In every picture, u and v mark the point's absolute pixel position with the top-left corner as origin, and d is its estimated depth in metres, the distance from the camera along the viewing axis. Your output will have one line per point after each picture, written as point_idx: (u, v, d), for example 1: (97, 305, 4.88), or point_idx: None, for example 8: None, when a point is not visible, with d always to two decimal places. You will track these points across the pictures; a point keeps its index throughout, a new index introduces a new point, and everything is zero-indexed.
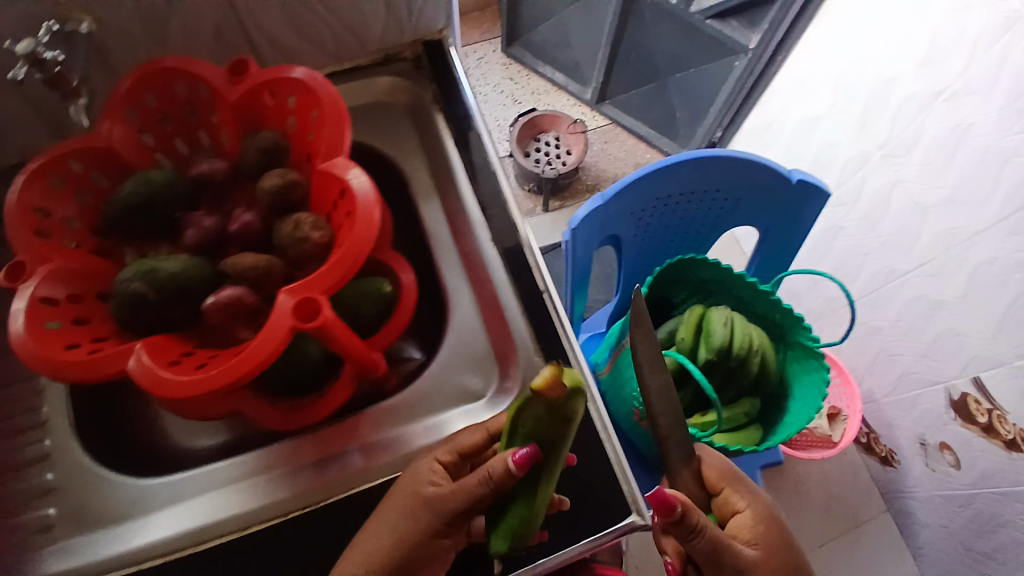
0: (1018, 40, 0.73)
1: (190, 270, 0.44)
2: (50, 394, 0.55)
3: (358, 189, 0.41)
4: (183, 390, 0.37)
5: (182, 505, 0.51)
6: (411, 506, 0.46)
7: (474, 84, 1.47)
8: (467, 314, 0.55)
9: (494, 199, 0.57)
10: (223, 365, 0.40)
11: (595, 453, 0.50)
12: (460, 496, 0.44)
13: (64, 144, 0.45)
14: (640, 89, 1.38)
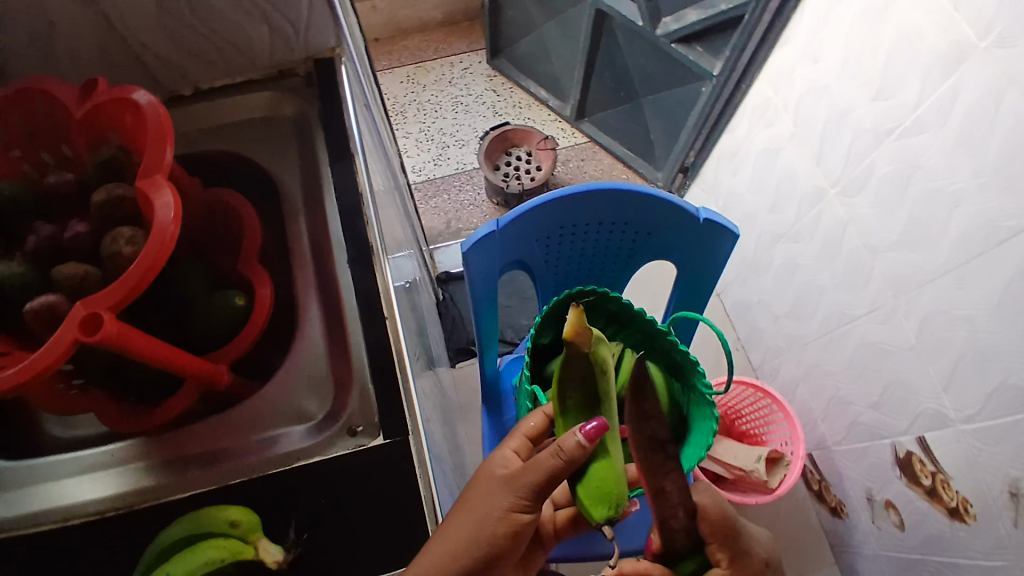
0: (971, 75, 0.68)
1: (16, 276, 0.46)
2: None
3: (160, 212, 0.45)
4: None
5: (17, 490, 0.52)
6: (501, 493, 0.52)
7: (457, 92, 1.50)
8: (316, 335, 0.57)
9: (356, 221, 0.59)
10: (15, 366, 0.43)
11: (407, 486, 0.48)
12: (534, 474, 0.52)
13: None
14: (617, 108, 1.38)
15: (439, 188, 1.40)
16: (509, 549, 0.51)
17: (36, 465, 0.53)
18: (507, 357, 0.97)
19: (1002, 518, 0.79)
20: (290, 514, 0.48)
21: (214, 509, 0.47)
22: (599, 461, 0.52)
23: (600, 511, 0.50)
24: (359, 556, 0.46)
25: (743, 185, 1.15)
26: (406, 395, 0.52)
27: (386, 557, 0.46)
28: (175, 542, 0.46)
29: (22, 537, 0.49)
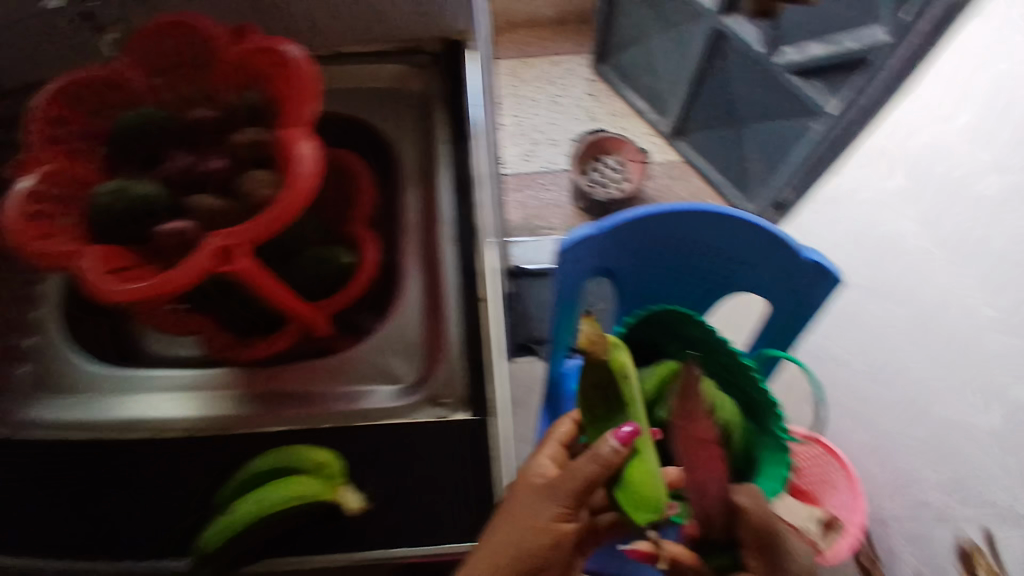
0: None
1: (156, 198, 0.50)
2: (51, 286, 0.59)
3: (302, 159, 0.48)
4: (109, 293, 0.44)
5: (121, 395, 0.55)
6: (540, 494, 0.46)
7: (556, 92, 1.51)
8: (412, 303, 0.58)
9: (465, 201, 0.60)
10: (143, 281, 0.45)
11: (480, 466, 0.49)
12: (572, 482, 0.45)
13: (83, 74, 0.53)
14: (716, 133, 1.36)
15: (522, 184, 1.42)
16: (553, 563, 0.45)
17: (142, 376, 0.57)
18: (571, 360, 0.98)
19: None
20: (363, 470, 0.49)
21: (301, 447, 0.49)
22: (635, 464, 0.49)
23: (642, 516, 0.49)
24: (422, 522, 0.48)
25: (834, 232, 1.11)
26: (492, 376, 0.53)
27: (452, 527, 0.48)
28: (262, 472, 0.48)
29: (110, 441, 0.51)
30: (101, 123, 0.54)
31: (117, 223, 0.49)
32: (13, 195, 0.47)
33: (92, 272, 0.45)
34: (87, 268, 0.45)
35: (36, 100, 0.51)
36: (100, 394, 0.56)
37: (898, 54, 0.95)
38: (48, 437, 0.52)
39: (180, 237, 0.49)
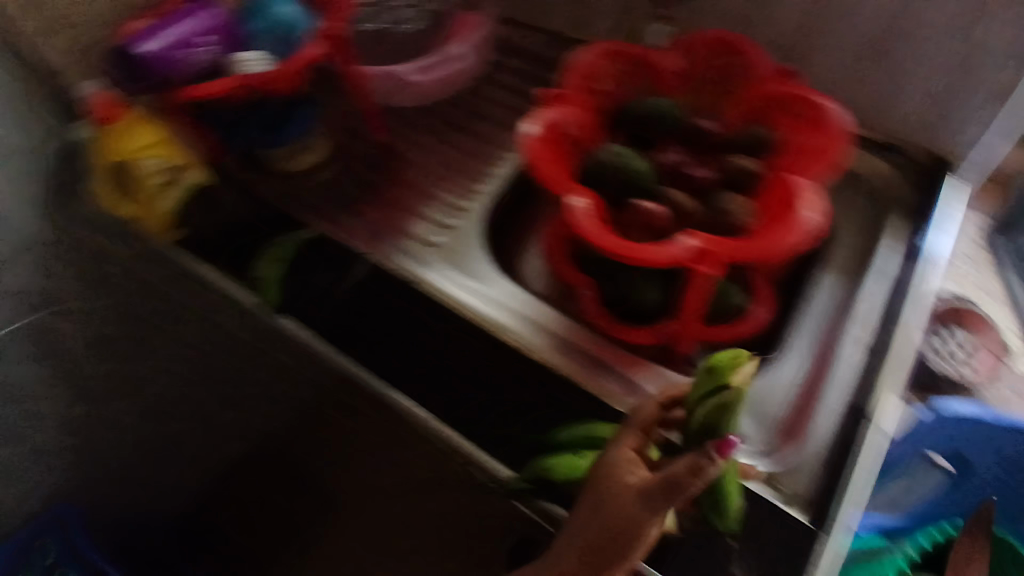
0: None
1: (643, 173, 0.51)
2: (487, 189, 0.69)
3: (805, 216, 0.46)
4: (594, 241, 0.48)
5: (503, 300, 0.62)
6: (634, 506, 0.40)
7: None
8: (784, 377, 0.57)
9: (886, 316, 0.57)
10: (623, 245, 0.48)
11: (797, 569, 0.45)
12: (659, 485, 0.39)
13: (629, 46, 0.56)
14: None
15: None
16: (620, 554, 0.41)
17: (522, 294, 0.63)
18: None
19: None
20: None
21: None
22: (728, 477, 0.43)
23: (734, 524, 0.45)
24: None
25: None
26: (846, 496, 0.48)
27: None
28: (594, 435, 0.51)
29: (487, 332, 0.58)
30: (612, 86, 0.57)
31: (599, 179, 0.51)
32: (544, 124, 0.53)
33: (579, 211, 0.50)
34: (577, 206, 0.50)
35: (587, 50, 0.56)
36: (485, 286, 0.64)
37: None
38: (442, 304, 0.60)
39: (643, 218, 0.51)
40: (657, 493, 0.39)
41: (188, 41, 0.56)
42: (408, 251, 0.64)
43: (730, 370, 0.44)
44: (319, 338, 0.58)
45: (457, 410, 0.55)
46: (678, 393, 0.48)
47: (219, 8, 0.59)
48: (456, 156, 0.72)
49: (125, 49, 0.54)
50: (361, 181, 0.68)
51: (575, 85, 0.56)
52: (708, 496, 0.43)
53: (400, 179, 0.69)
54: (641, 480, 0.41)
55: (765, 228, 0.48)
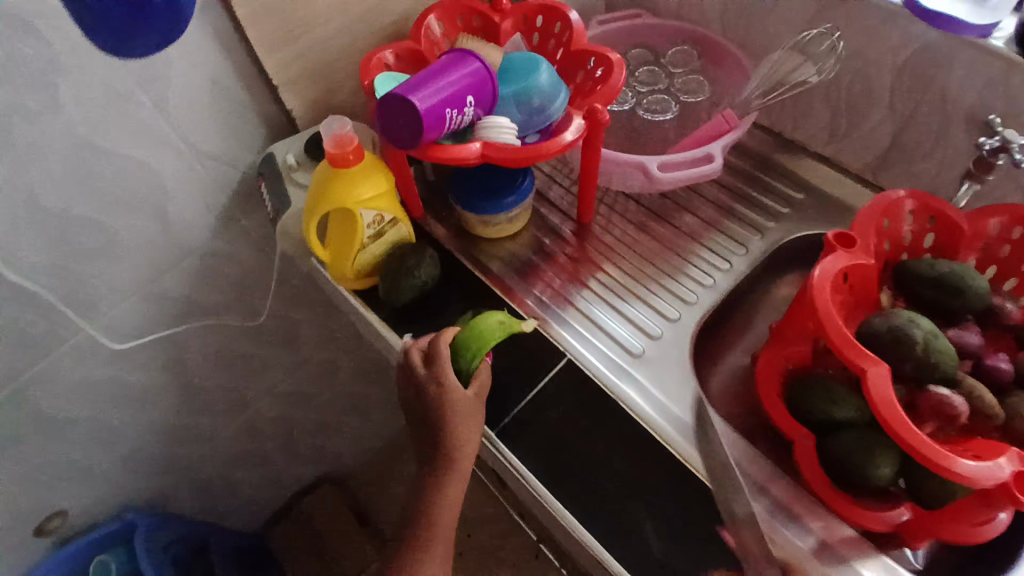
0: None
1: (944, 357, 0.44)
2: (699, 303, 0.62)
3: None
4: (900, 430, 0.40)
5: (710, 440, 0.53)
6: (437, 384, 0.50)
7: None
8: None
9: None
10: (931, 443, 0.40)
11: None
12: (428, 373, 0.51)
13: (938, 200, 0.49)
14: None
15: None
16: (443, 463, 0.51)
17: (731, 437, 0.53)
18: None
19: None
20: None
21: None
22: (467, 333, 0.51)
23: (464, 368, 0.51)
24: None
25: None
26: None
27: None
28: None
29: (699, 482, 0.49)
30: (907, 234, 0.50)
31: (894, 352, 0.44)
32: (836, 270, 0.46)
33: (886, 385, 0.42)
34: (883, 377, 0.42)
35: (899, 194, 0.49)
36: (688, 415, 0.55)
37: None
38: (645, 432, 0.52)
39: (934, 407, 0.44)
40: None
41: (462, 101, 0.50)
42: (603, 355, 0.58)
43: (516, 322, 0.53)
44: (498, 445, 0.52)
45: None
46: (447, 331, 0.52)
47: (477, 60, 0.52)
48: (658, 252, 0.65)
49: (401, 97, 0.46)
50: (550, 263, 0.64)
51: (870, 227, 0.48)
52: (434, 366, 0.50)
53: (599, 270, 0.63)
54: (456, 395, 0.49)
55: None
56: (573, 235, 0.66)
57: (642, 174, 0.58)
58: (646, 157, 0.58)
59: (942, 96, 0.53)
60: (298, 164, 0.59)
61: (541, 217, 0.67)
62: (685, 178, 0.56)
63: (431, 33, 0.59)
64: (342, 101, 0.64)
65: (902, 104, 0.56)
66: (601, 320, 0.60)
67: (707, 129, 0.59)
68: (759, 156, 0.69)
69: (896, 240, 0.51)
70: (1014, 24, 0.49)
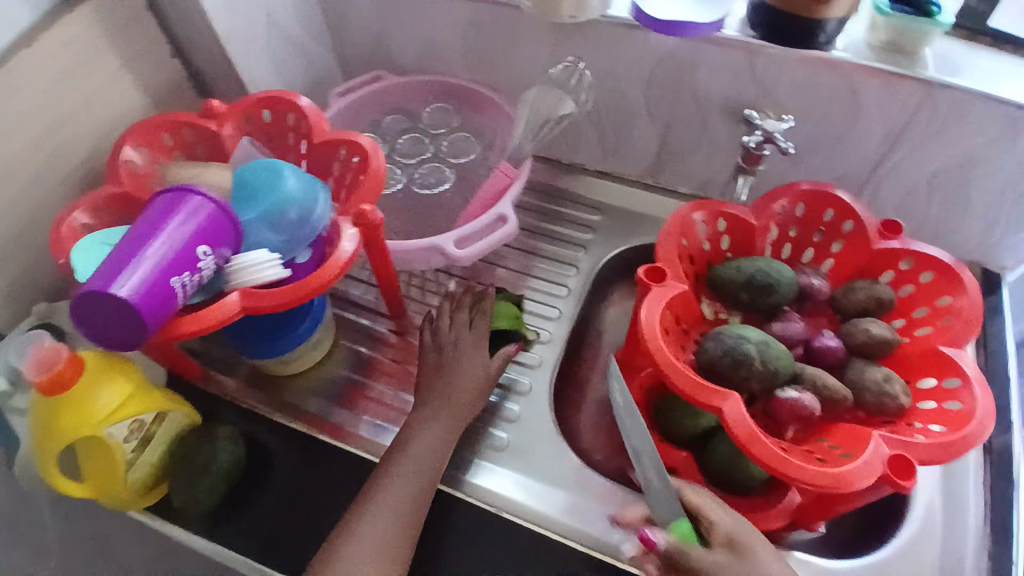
0: None
1: (784, 358, 0.45)
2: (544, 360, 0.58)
3: (982, 394, 0.42)
4: (773, 466, 0.39)
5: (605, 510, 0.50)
6: (428, 464, 0.46)
7: None
8: (926, 538, 0.51)
9: (1004, 458, 0.53)
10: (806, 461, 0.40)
11: None
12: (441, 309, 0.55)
13: (722, 202, 0.50)
14: None
15: None
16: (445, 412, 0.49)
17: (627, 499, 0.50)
18: None
19: None
20: None
21: None
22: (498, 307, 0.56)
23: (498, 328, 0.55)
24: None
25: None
26: None
27: None
28: None
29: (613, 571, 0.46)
30: (705, 240, 0.51)
31: (739, 373, 0.43)
32: (658, 311, 0.44)
33: (745, 417, 0.41)
34: (738, 408, 0.41)
35: (684, 208, 0.49)
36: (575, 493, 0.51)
37: None
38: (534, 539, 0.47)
39: (789, 413, 0.44)
40: (730, 555, 0.40)
41: (192, 259, 0.40)
42: (467, 466, 0.52)
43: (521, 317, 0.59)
44: None
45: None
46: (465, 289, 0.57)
47: (197, 194, 0.42)
48: None
49: (100, 290, 0.36)
50: (374, 375, 0.56)
51: (673, 255, 0.48)
52: (467, 316, 0.54)
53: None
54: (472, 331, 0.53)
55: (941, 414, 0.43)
56: (393, 332, 0.59)
57: (441, 256, 0.52)
58: (439, 236, 0.52)
59: (695, 96, 0.54)
60: (15, 386, 0.45)
61: (352, 325, 0.59)
62: (485, 246, 0.51)
63: (131, 165, 0.48)
64: (56, 272, 0.51)
65: (662, 109, 0.57)
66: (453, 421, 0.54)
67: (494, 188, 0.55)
68: (551, 187, 0.68)
69: (699, 258, 0.52)
70: (744, 11, 0.51)
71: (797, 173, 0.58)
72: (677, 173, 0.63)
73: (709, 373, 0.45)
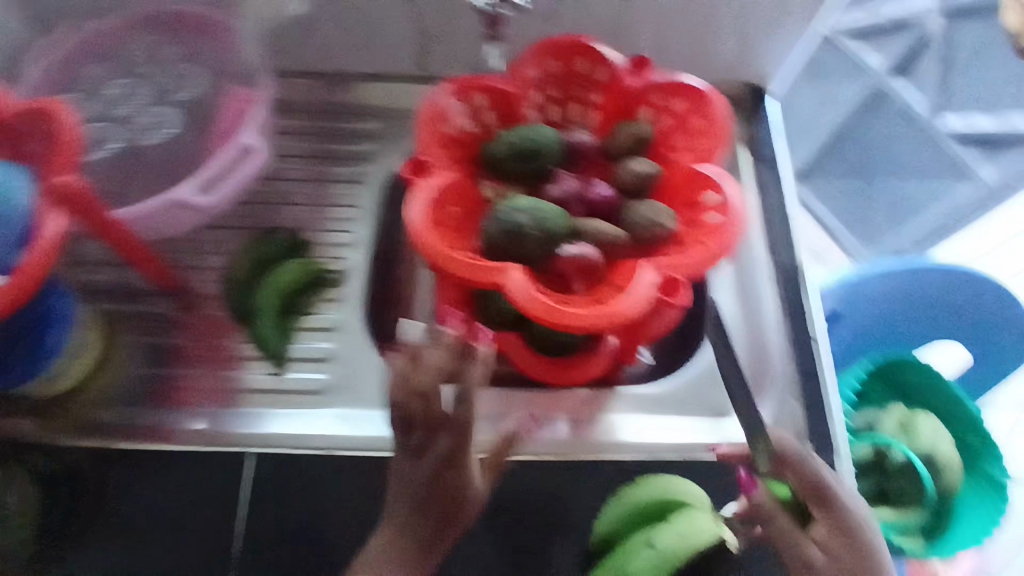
0: None
1: (558, 219, 0.48)
2: (345, 299, 0.60)
3: (728, 201, 0.47)
4: (551, 318, 0.43)
5: None
6: (403, 502, 0.47)
7: None
8: (728, 334, 0.59)
9: (784, 243, 0.60)
10: (588, 307, 0.44)
11: None
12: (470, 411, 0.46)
13: (474, 77, 0.51)
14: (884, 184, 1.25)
15: None
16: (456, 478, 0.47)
17: None
18: None
19: None
20: None
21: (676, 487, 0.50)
22: (272, 278, 0.58)
23: (264, 298, 0.57)
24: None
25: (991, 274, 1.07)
26: (836, 420, 0.53)
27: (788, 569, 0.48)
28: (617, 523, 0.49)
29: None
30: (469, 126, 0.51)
31: (519, 242, 0.47)
32: (425, 203, 0.46)
33: (524, 286, 0.43)
34: (519, 278, 0.44)
35: (432, 96, 0.49)
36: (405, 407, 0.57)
37: None
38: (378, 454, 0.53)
39: (571, 268, 0.48)
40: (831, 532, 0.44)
41: None
42: (298, 416, 0.56)
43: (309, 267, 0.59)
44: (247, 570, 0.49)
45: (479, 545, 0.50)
46: (285, 275, 0.58)
47: None
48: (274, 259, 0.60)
49: None
50: (186, 360, 0.58)
51: (436, 147, 0.49)
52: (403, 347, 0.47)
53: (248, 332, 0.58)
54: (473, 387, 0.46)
55: (697, 228, 0.48)
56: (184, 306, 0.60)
57: (183, 208, 0.53)
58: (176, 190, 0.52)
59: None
60: None
61: (140, 313, 0.59)
62: (233, 186, 0.54)
63: None
64: None
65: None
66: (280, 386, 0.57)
67: (231, 116, 0.57)
68: (331, 104, 0.67)
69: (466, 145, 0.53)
70: None
71: (556, 33, 0.60)
72: (444, 54, 0.63)
73: (493, 250, 0.48)
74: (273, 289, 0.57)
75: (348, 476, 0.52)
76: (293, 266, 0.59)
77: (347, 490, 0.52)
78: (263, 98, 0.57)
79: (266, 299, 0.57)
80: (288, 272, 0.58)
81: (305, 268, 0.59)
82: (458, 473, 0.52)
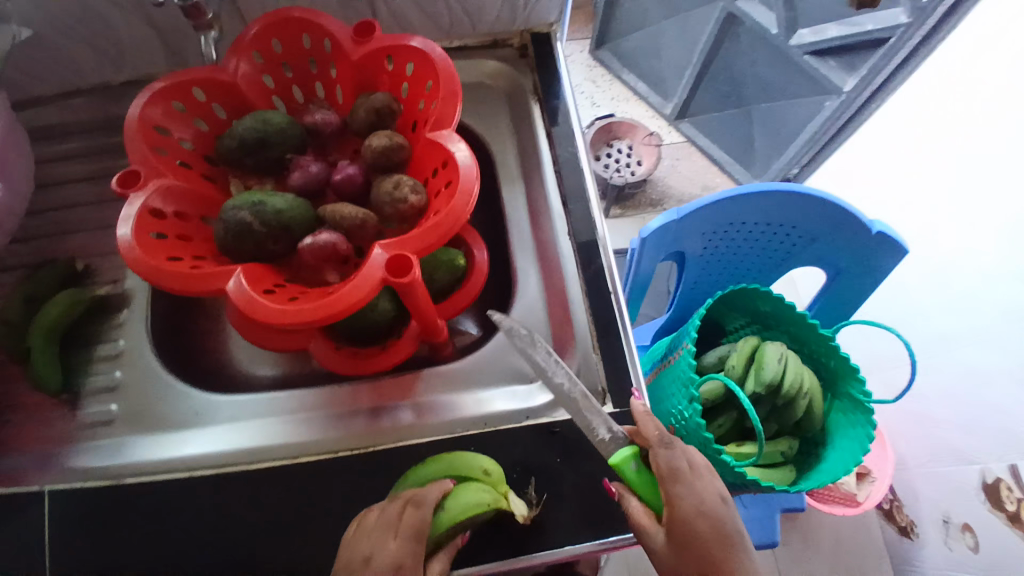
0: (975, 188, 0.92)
1: (294, 209, 0.46)
2: (128, 327, 0.57)
3: (460, 162, 0.43)
4: (276, 318, 0.40)
5: (240, 425, 0.54)
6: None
7: (591, 94, 1.47)
8: (532, 297, 0.57)
9: (577, 194, 0.59)
10: (314, 300, 0.41)
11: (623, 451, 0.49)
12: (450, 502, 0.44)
13: (186, 73, 0.47)
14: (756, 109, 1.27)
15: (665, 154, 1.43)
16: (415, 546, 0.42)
17: (258, 400, 0.55)
18: (643, 330, 0.93)
19: (963, 545, 0.90)
20: (528, 470, 0.49)
21: (464, 462, 0.48)
22: (41, 315, 0.54)
23: (35, 337, 0.53)
24: (609, 510, 0.48)
25: (864, 183, 1.07)
26: (633, 365, 0.53)
27: (592, 523, 0.47)
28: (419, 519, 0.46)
29: (250, 470, 0.50)
30: (187, 125, 0.49)
31: (247, 240, 0.44)
32: (134, 213, 0.42)
33: (244, 289, 0.41)
34: (241, 282, 0.41)
35: (139, 103, 0.45)
36: (200, 424, 0.54)
37: (918, 34, 0.89)
38: (173, 477, 0.51)
39: (315, 258, 0.45)
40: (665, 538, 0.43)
41: None
42: (88, 450, 0.53)
43: (80, 297, 0.56)
44: None
45: (274, 551, 0.47)
46: (50, 313, 0.54)
47: None
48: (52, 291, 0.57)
49: None
50: None
51: (149, 154, 0.45)
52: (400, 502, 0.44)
53: (26, 375, 0.55)
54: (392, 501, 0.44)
55: (440, 197, 0.45)
56: None
57: None
58: None
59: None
60: None
61: None
62: None
63: None
64: None
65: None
66: (68, 424, 0.54)
67: None
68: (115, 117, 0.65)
69: (202, 144, 0.50)
70: None
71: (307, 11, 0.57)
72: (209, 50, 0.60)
73: (230, 252, 0.45)
74: (42, 325, 0.54)
75: (133, 505, 0.49)
76: (62, 297, 0.55)
77: (140, 518, 0.49)
78: (2, 134, 0.55)
79: (39, 338, 0.53)
80: (57, 307, 0.55)
81: (75, 298, 0.56)
82: (251, 482, 0.50)
